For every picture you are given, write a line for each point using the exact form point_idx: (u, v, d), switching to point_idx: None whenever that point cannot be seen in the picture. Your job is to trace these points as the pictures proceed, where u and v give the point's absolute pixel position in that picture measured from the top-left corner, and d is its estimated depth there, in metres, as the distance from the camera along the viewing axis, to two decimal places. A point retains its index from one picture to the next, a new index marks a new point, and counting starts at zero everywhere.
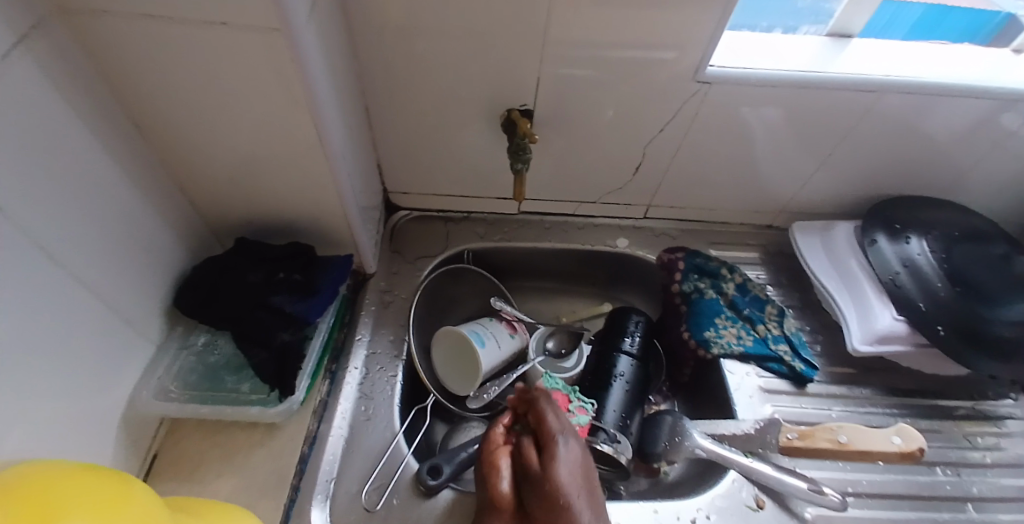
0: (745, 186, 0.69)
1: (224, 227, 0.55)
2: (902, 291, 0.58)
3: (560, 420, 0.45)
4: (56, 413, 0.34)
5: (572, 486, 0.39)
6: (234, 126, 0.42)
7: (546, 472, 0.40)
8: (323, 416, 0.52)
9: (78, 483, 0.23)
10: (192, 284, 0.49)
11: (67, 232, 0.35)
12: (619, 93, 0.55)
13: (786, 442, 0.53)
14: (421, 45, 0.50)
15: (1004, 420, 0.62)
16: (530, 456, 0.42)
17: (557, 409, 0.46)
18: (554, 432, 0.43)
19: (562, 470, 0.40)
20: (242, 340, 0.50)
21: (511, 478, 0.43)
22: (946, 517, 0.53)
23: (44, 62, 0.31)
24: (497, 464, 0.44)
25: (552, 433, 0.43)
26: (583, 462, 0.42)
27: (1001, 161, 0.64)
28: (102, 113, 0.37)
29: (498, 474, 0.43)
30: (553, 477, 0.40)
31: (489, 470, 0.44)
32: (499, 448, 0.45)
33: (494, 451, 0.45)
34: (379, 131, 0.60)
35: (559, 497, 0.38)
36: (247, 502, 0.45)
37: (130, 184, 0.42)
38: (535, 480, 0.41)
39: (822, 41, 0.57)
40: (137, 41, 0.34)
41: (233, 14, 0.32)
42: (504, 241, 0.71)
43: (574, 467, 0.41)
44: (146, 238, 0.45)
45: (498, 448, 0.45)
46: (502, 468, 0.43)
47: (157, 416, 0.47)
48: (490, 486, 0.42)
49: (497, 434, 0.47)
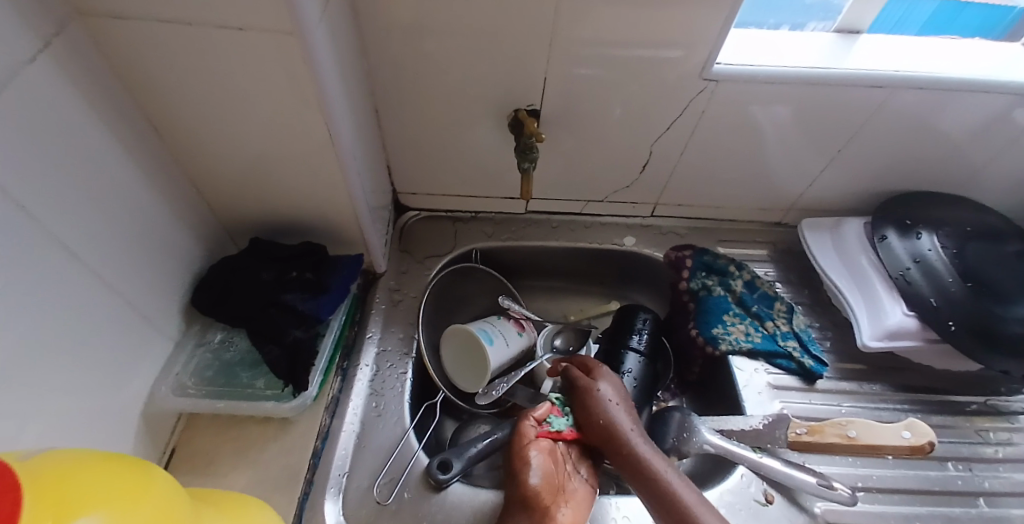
0: (753, 183, 0.69)
1: (238, 226, 0.56)
2: (912, 287, 0.58)
3: (605, 368, 0.53)
4: (76, 405, 0.35)
5: (627, 422, 0.47)
6: (247, 126, 0.43)
7: (603, 412, 0.48)
8: (335, 412, 0.53)
9: (100, 473, 0.24)
10: (208, 283, 0.51)
11: (87, 230, 0.36)
12: (625, 91, 0.56)
13: (794, 437, 0.53)
14: (429, 46, 0.51)
15: (1017, 415, 0.61)
16: (582, 398, 0.50)
17: (597, 362, 0.54)
18: (602, 378, 0.51)
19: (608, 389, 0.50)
20: (255, 337, 0.51)
21: (541, 474, 0.45)
22: (957, 512, 0.53)
23: (66, 65, 0.32)
24: (527, 456, 0.46)
25: (597, 366, 0.53)
26: (624, 388, 0.51)
27: (1014, 156, 0.63)
28: (121, 114, 0.39)
29: (528, 470, 0.45)
30: (610, 415, 0.48)
31: (518, 464, 0.46)
32: (531, 441, 0.47)
33: (524, 445, 0.47)
34: (388, 132, 0.61)
35: (617, 430, 0.47)
36: (260, 495, 0.46)
37: (147, 184, 0.43)
38: (598, 422, 0.48)
39: (830, 38, 0.57)
40: (154, 44, 0.35)
41: (246, 16, 0.33)
42: (512, 240, 0.72)
43: (618, 391, 0.50)
44: (163, 237, 0.46)
45: (530, 442, 0.47)
46: (532, 462, 0.45)
47: (175, 411, 0.48)
48: (520, 480, 0.44)
49: (528, 426, 0.49)
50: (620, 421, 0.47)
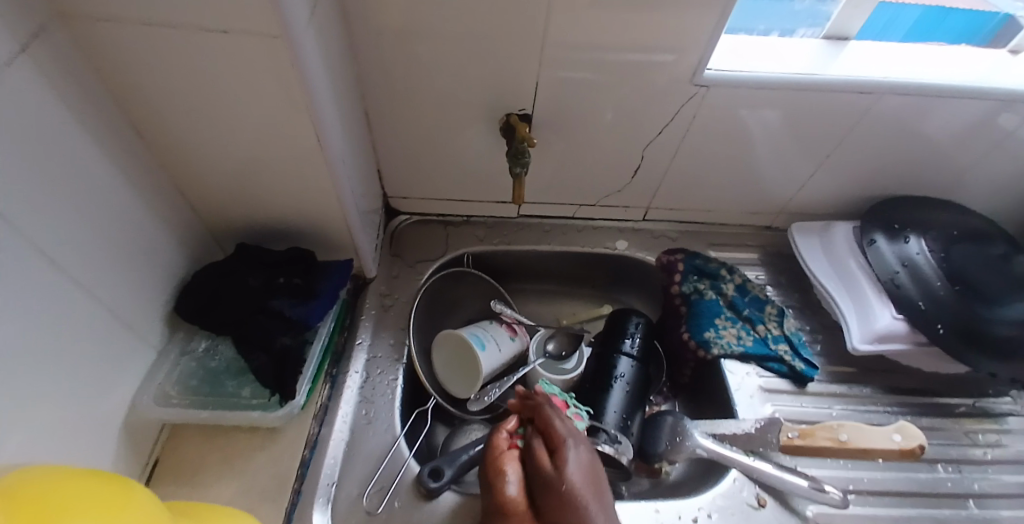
0: (743, 187, 0.69)
1: (225, 232, 0.55)
2: (902, 291, 0.58)
3: (567, 424, 0.47)
4: (57, 418, 0.34)
5: (583, 485, 0.41)
6: (234, 130, 0.42)
7: (558, 474, 0.42)
8: (324, 420, 0.52)
9: (79, 488, 0.23)
10: (193, 289, 0.50)
11: (68, 237, 0.35)
12: (617, 96, 0.56)
13: (786, 441, 0.53)
14: (419, 49, 0.51)
15: (1005, 417, 0.62)
16: (540, 457, 0.44)
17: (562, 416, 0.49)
18: (564, 435, 0.45)
19: (573, 468, 0.42)
20: (242, 345, 0.50)
21: (518, 482, 0.43)
22: (948, 514, 0.53)
23: (48, 67, 0.31)
24: (503, 468, 0.44)
25: (562, 436, 0.45)
26: (592, 461, 0.44)
27: (998, 160, 0.65)
28: (104, 118, 0.38)
29: (504, 479, 0.43)
30: (566, 478, 0.41)
31: (494, 475, 0.44)
32: (504, 453, 0.46)
33: (498, 456, 0.46)
34: (379, 135, 0.61)
35: (572, 497, 0.40)
36: (248, 506, 0.45)
37: (130, 189, 0.42)
38: (548, 485, 0.42)
39: (817, 44, 0.58)
40: (138, 47, 0.34)
41: (234, 19, 0.32)
42: (504, 244, 0.72)
43: (583, 466, 0.43)
44: (147, 243, 0.45)
45: (503, 454, 0.46)
46: (509, 473, 0.44)
47: (159, 421, 0.47)
48: (497, 489, 0.43)
49: (500, 438, 0.48)
50: (579, 490, 0.41)
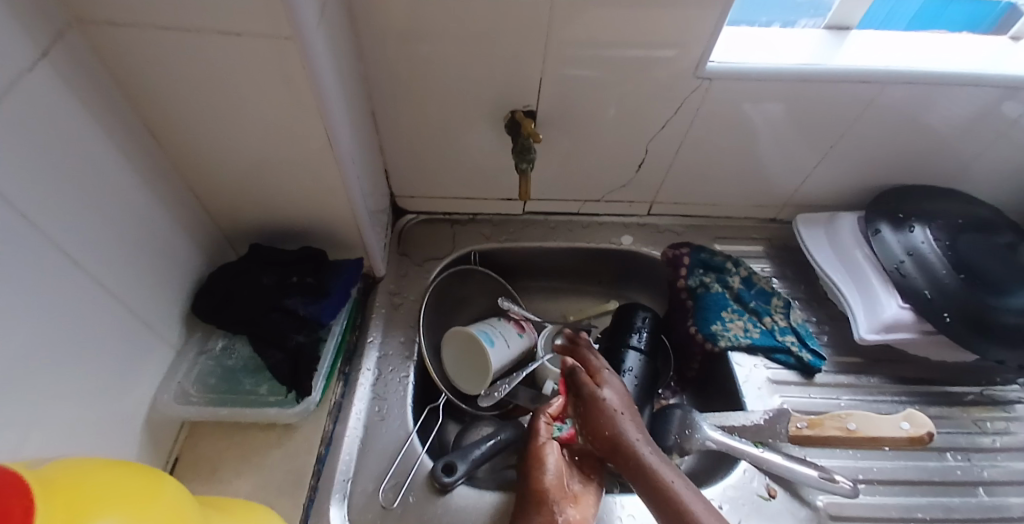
0: (748, 179, 0.69)
1: (238, 232, 0.56)
2: (907, 280, 0.58)
3: (601, 358, 0.53)
4: (80, 415, 0.35)
5: (619, 405, 0.48)
6: (247, 132, 0.43)
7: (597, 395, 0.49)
8: (337, 417, 0.53)
9: (110, 478, 0.24)
10: (208, 289, 0.51)
11: (87, 237, 0.36)
12: (620, 91, 0.56)
13: (795, 432, 0.54)
14: (425, 49, 0.51)
15: (1013, 405, 0.62)
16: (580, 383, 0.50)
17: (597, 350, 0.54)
18: (599, 367, 0.51)
19: (612, 395, 0.49)
20: (258, 342, 0.51)
21: (555, 471, 0.47)
22: (956, 502, 0.53)
23: (62, 72, 0.32)
24: (543, 456, 0.48)
25: (598, 368, 0.51)
26: (627, 392, 0.50)
27: (1005, 149, 0.64)
28: (118, 121, 0.39)
29: (542, 468, 0.47)
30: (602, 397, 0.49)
31: (532, 464, 0.47)
32: (543, 444, 0.49)
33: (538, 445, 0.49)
34: (385, 135, 0.61)
35: (611, 413, 0.47)
36: (265, 500, 0.46)
37: (147, 192, 0.43)
38: (586, 402, 0.49)
39: (820, 35, 0.58)
40: (153, 53, 0.35)
41: (243, 22, 0.33)
42: (511, 241, 0.72)
43: (620, 397, 0.49)
44: (163, 244, 0.46)
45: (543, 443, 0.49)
46: (547, 463, 0.47)
47: (178, 419, 0.48)
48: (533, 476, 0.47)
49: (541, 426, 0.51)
50: (628, 430, 0.46)
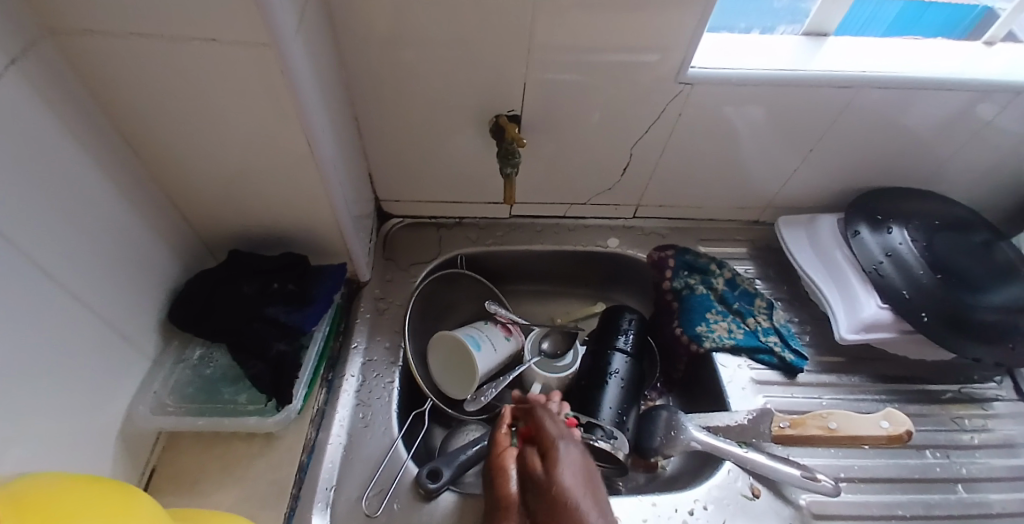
0: (730, 182, 0.70)
1: (217, 239, 0.56)
2: (885, 280, 0.59)
3: (558, 424, 0.45)
4: (54, 430, 0.34)
5: (578, 488, 0.37)
6: (225, 139, 0.42)
7: (548, 477, 0.38)
8: (321, 425, 0.52)
9: (77, 493, 0.23)
10: (186, 297, 0.50)
11: (62, 247, 0.35)
12: (603, 96, 0.57)
13: (778, 431, 0.54)
14: (407, 54, 0.51)
15: (991, 402, 0.63)
16: (530, 460, 0.42)
17: (553, 416, 0.47)
18: (554, 435, 0.43)
19: (568, 474, 0.38)
20: (239, 350, 0.50)
21: (518, 481, 0.42)
22: (937, 499, 0.54)
23: (34, 80, 0.31)
24: (505, 464, 0.44)
25: (552, 439, 0.43)
26: (585, 461, 0.41)
27: (978, 151, 0.66)
28: (92, 128, 0.38)
29: (506, 476, 0.43)
30: (559, 481, 0.37)
31: (496, 472, 0.44)
32: (504, 450, 0.46)
33: (501, 453, 0.46)
34: (368, 139, 0.61)
35: (566, 499, 0.36)
36: (247, 512, 0.45)
37: (123, 199, 0.42)
38: (540, 488, 0.38)
39: (798, 40, 0.59)
40: (126, 58, 0.34)
41: (220, 28, 0.32)
42: (497, 245, 0.72)
43: (576, 468, 0.40)
44: (139, 252, 0.45)
45: (503, 450, 0.46)
46: (509, 470, 0.43)
47: (154, 430, 0.47)
48: (498, 486, 0.43)
49: (502, 436, 0.48)
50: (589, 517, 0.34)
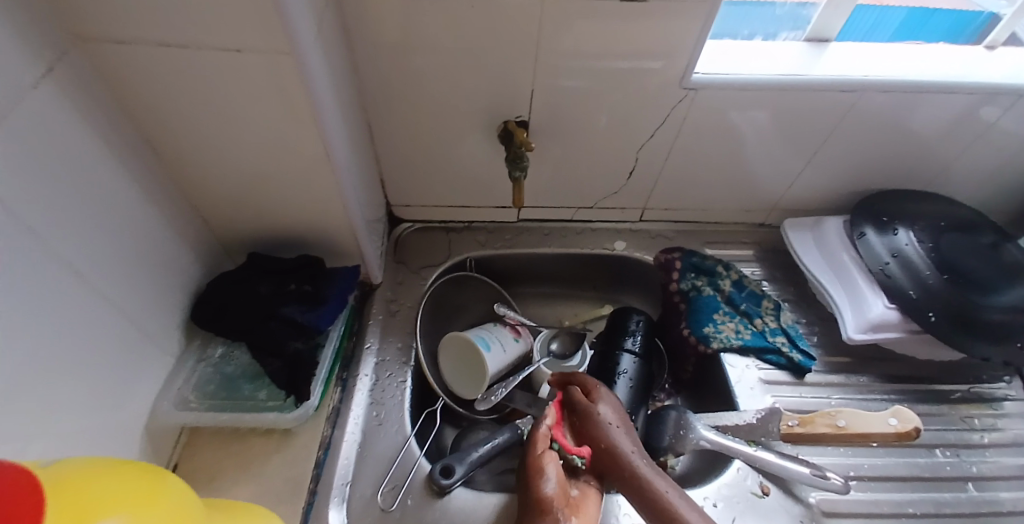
0: (736, 185, 0.71)
1: (235, 242, 0.57)
2: (892, 281, 0.60)
3: (595, 377, 0.54)
4: (81, 422, 0.36)
5: (616, 421, 0.49)
6: (244, 144, 0.44)
7: (593, 409, 0.49)
8: (335, 422, 0.53)
9: (111, 478, 0.24)
10: (206, 298, 0.51)
11: (90, 247, 0.37)
12: (609, 101, 0.58)
13: (787, 430, 0.55)
14: (418, 62, 0.53)
15: (1001, 402, 0.63)
16: (579, 407, 0.50)
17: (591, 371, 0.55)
18: (595, 384, 0.52)
19: (609, 411, 0.50)
20: (257, 350, 0.51)
21: (555, 480, 0.44)
22: (948, 497, 0.54)
23: (65, 88, 0.33)
24: (543, 466, 0.45)
25: (593, 387, 0.52)
26: (620, 404, 0.51)
27: (983, 152, 0.67)
28: (119, 134, 0.40)
29: (542, 477, 0.44)
30: (602, 414, 0.49)
31: (533, 472, 0.45)
32: (542, 453, 0.47)
33: (537, 455, 0.47)
34: (380, 145, 0.63)
35: (607, 427, 0.48)
36: (265, 506, 0.46)
37: (147, 203, 0.44)
38: (586, 418, 0.49)
39: (800, 46, 0.60)
40: (153, 67, 0.36)
41: (242, 38, 0.34)
42: (506, 248, 0.73)
43: (615, 409, 0.50)
44: (162, 253, 0.46)
45: (543, 452, 0.47)
46: (547, 472, 0.45)
47: (177, 426, 0.48)
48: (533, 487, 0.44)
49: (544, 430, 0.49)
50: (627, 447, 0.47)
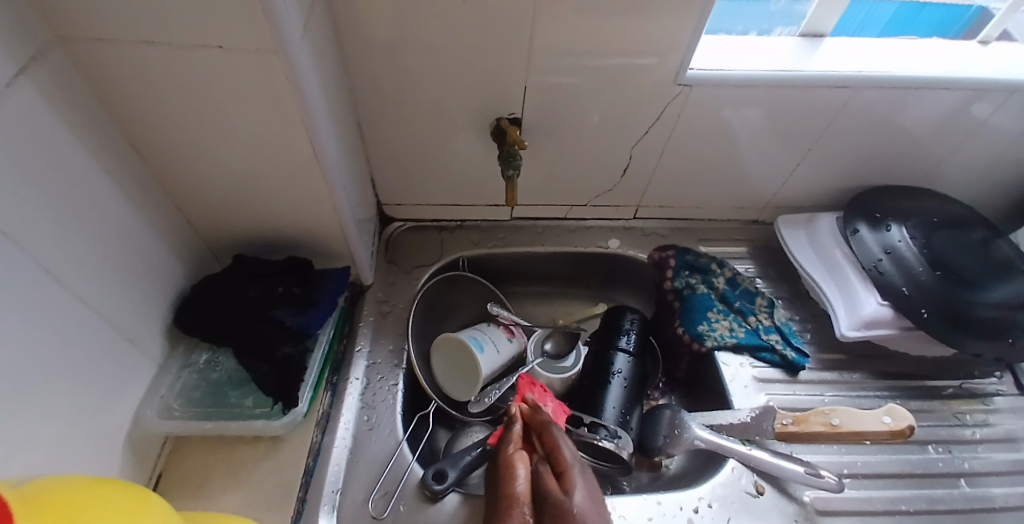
0: (729, 182, 0.71)
1: (221, 244, 0.56)
2: (886, 278, 0.60)
3: (572, 449, 0.47)
4: (64, 435, 0.35)
5: (590, 510, 0.41)
6: (230, 145, 0.43)
7: (566, 497, 0.42)
8: (326, 428, 0.53)
9: (93, 496, 0.24)
10: (192, 302, 0.50)
11: (69, 253, 0.35)
12: (603, 98, 0.57)
13: (781, 428, 0.55)
14: (409, 59, 0.51)
15: (991, 397, 0.64)
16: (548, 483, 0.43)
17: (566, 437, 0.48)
18: (570, 461, 0.45)
19: (581, 495, 0.42)
20: (244, 354, 0.50)
21: (525, 479, 0.44)
22: (940, 494, 0.55)
23: (43, 89, 0.32)
24: (513, 466, 0.45)
25: (568, 461, 0.45)
26: (593, 488, 0.45)
27: (974, 149, 0.67)
28: (100, 135, 0.38)
29: (513, 474, 0.44)
30: (574, 502, 0.41)
31: (504, 469, 0.45)
32: (512, 456, 0.46)
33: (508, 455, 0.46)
34: (371, 143, 0.61)
35: (578, 520, 0.40)
36: (254, 515, 0.45)
37: (130, 206, 0.42)
38: (556, 508, 0.41)
39: (794, 42, 0.59)
40: (133, 65, 0.35)
41: (228, 35, 0.33)
42: (499, 247, 0.72)
43: (589, 495, 0.43)
44: (146, 258, 0.45)
45: (514, 454, 0.46)
46: (516, 474, 0.44)
47: (161, 435, 0.47)
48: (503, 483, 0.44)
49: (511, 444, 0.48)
50: None
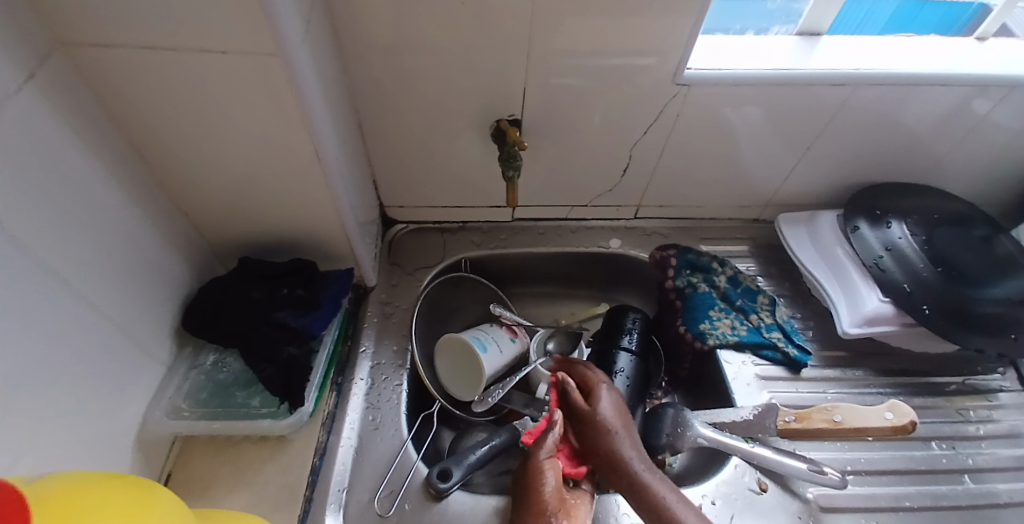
0: (729, 181, 0.71)
1: (226, 248, 0.57)
2: (887, 275, 0.60)
3: (598, 373, 0.54)
4: (71, 434, 0.35)
5: (616, 419, 0.50)
6: (234, 149, 0.44)
7: (592, 408, 0.50)
8: (331, 428, 0.53)
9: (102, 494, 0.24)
10: (197, 305, 0.51)
11: (76, 257, 0.36)
12: (601, 99, 0.58)
13: (784, 425, 0.55)
14: (409, 62, 0.52)
15: (996, 393, 0.63)
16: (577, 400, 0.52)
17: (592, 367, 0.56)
18: (596, 382, 0.53)
19: (609, 408, 0.50)
20: (250, 356, 0.51)
21: (553, 484, 0.46)
22: (944, 490, 0.54)
23: (48, 95, 0.32)
24: (543, 473, 0.47)
25: (595, 384, 0.53)
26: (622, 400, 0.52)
27: (975, 145, 0.67)
28: (104, 140, 0.39)
29: (541, 480, 0.47)
30: (601, 412, 0.50)
31: (531, 478, 0.47)
32: (543, 464, 0.48)
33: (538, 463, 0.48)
34: (372, 146, 0.62)
35: (604, 425, 0.49)
36: (260, 515, 0.45)
37: (134, 209, 0.43)
38: (585, 417, 0.50)
39: (793, 41, 0.60)
40: (137, 71, 0.36)
41: (229, 40, 0.33)
42: (501, 248, 0.73)
43: (616, 407, 0.51)
44: (151, 261, 0.46)
45: (546, 460, 0.48)
46: (543, 480, 0.46)
47: (169, 436, 0.48)
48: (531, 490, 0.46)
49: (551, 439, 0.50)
50: (625, 449, 0.47)
